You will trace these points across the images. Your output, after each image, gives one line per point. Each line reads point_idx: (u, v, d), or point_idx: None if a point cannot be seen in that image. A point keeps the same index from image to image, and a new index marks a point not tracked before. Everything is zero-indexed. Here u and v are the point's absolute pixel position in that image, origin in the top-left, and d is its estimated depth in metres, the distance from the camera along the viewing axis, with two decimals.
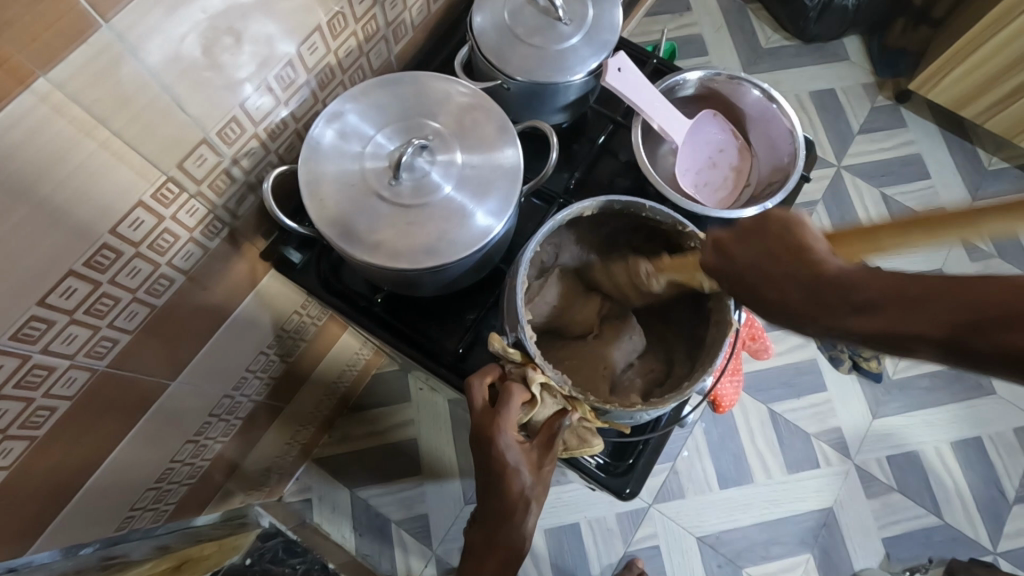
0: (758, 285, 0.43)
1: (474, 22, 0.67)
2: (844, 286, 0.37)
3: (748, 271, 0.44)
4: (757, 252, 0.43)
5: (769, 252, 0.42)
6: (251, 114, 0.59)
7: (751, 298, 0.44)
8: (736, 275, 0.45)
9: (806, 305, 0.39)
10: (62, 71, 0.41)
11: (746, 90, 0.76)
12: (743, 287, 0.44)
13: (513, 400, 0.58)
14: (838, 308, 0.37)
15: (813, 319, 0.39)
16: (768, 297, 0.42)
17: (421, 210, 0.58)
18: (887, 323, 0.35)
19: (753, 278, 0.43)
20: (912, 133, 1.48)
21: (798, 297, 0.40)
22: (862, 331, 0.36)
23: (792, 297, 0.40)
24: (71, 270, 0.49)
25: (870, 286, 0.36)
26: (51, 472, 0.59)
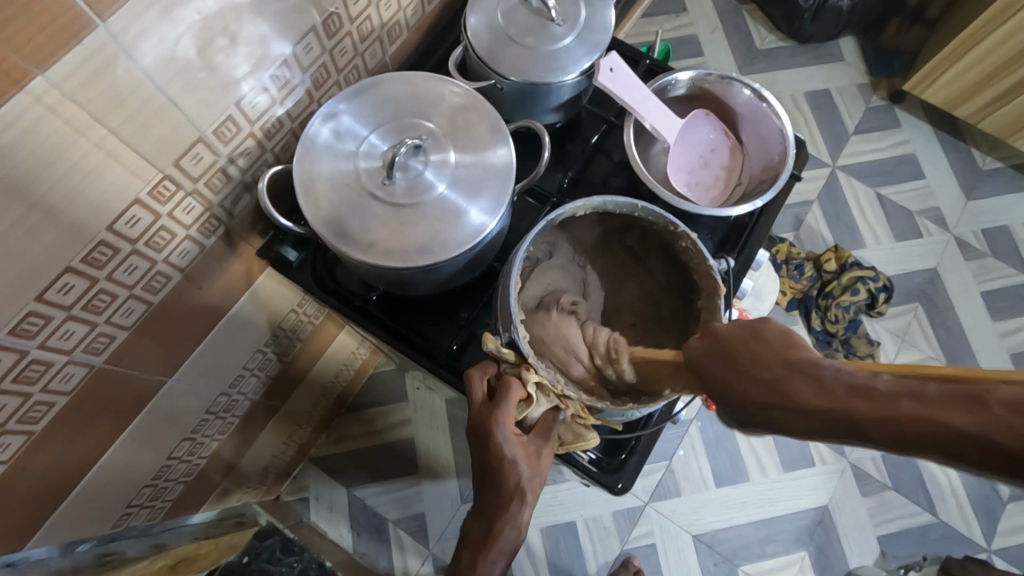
0: (751, 373, 0.43)
1: (468, 22, 0.67)
2: (849, 380, 0.38)
3: (739, 360, 0.44)
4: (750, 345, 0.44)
5: (762, 346, 0.44)
6: (247, 114, 0.60)
7: (738, 389, 0.44)
8: (730, 377, 0.45)
9: (810, 395, 0.39)
10: (58, 70, 0.42)
11: (736, 89, 0.76)
12: (729, 378, 0.45)
13: (510, 397, 0.58)
14: (846, 399, 0.38)
15: (818, 406, 0.39)
16: (764, 385, 0.42)
17: (415, 210, 0.59)
18: (904, 410, 0.35)
19: (751, 377, 0.43)
20: (906, 133, 1.49)
21: (801, 386, 0.40)
22: (873, 418, 0.36)
23: (794, 382, 0.40)
24: (68, 267, 0.50)
25: (879, 384, 0.37)
26: (49, 467, 0.60)
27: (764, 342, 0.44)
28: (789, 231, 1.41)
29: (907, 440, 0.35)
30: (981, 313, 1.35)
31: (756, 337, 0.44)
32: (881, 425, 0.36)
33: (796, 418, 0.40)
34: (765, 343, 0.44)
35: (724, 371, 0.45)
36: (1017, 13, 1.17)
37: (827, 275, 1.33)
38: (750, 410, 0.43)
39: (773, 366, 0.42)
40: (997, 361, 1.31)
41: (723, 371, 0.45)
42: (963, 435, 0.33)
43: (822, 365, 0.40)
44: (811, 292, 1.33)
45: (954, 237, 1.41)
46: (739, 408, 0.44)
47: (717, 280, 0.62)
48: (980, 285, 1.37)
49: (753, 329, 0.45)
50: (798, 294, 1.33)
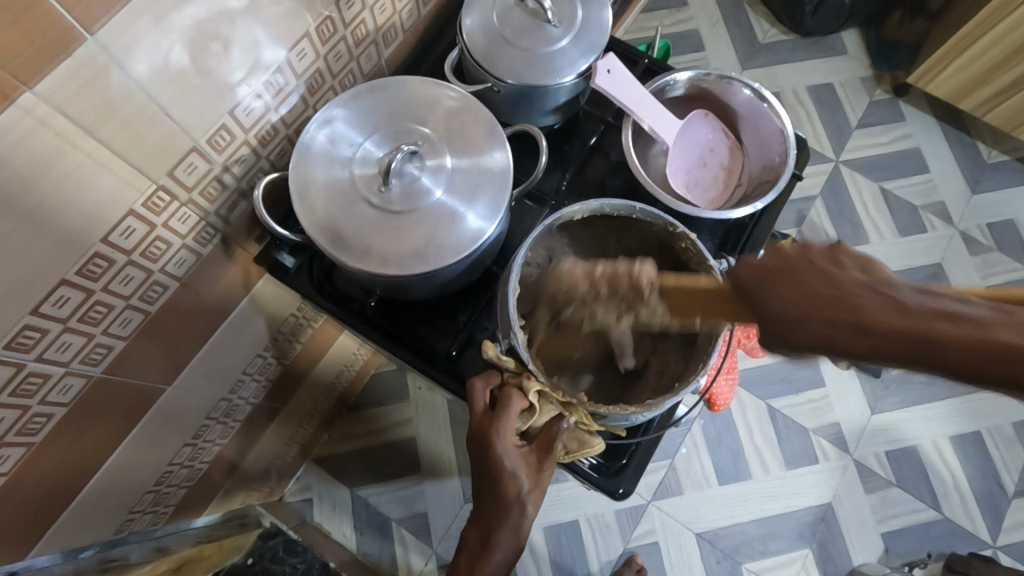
0: (825, 291, 0.39)
1: (463, 24, 0.66)
2: (943, 309, 0.35)
3: (812, 276, 0.40)
4: (824, 264, 0.40)
5: (841, 268, 0.39)
6: (241, 121, 0.60)
7: (806, 309, 0.39)
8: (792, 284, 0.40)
9: (902, 323, 0.36)
10: (47, 84, 0.41)
11: (736, 89, 0.76)
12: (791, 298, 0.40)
13: (511, 407, 0.60)
14: (942, 325, 0.35)
15: (906, 333, 0.35)
16: (838, 304, 0.38)
17: (410, 216, 0.59)
18: (1006, 342, 0.33)
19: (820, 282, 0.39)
20: (910, 127, 1.48)
21: (889, 313, 0.36)
22: (969, 349, 0.34)
23: (882, 309, 0.36)
24: (63, 280, 0.50)
25: (973, 311, 0.35)
26: (47, 475, 0.59)
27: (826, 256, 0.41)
28: (792, 227, 1.39)
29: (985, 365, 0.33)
30: None
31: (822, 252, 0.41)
32: (977, 355, 0.33)
33: (873, 343, 0.36)
34: (844, 264, 0.40)
35: (782, 288, 0.41)
36: (1016, 9, 1.17)
37: None
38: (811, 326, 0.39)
39: (856, 288, 0.38)
40: None
41: (784, 289, 0.40)
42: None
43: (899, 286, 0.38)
44: None
45: (959, 231, 1.40)
46: (802, 329, 0.39)
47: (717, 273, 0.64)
48: (984, 279, 1.36)
49: (829, 251, 0.41)
50: None
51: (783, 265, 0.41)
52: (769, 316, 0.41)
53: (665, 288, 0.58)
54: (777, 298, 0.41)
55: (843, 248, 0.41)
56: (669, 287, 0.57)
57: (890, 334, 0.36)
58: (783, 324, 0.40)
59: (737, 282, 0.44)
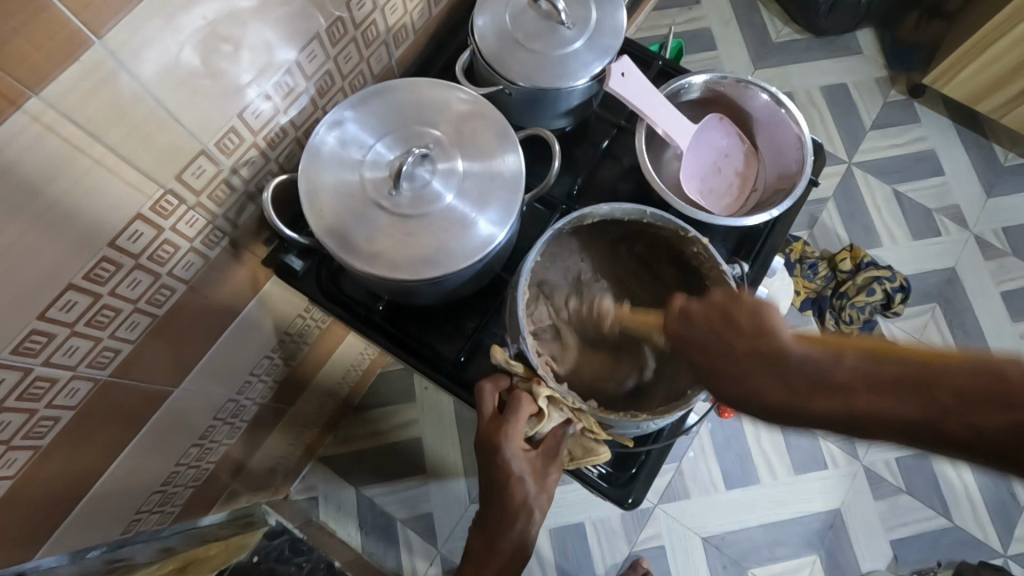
0: (718, 361, 0.44)
1: (476, 25, 0.65)
2: (811, 372, 0.39)
3: (710, 343, 0.45)
4: (719, 327, 0.44)
5: (732, 332, 0.44)
6: (250, 123, 0.59)
7: (706, 380, 0.45)
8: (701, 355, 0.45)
9: (776, 391, 0.40)
10: (55, 89, 0.41)
11: (753, 93, 0.74)
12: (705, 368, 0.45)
13: (521, 412, 0.59)
14: (810, 394, 0.38)
15: (781, 403, 0.40)
16: (726, 378, 0.43)
17: (420, 220, 0.58)
18: (862, 407, 0.36)
19: (719, 355, 0.44)
20: (925, 129, 1.46)
21: (766, 384, 0.40)
22: (833, 416, 0.37)
23: (760, 380, 0.41)
24: (71, 285, 0.49)
25: (840, 373, 0.38)
26: (53, 478, 0.59)
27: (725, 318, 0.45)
28: (803, 229, 1.38)
29: (870, 425, 0.37)
30: (1000, 314, 1.32)
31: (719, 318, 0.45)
32: (843, 418, 0.37)
33: (760, 412, 0.41)
34: (736, 327, 0.44)
35: (692, 355, 0.46)
36: None
37: (841, 275, 1.30)
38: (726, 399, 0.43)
39: (741, 358, 0.42)
40: None
41: (693, 355, 0.46)
42: (916, 422, 0.35)
43: (787, 352, 0.40)
44: (825, 292, 1.31)
45: (973, 235, 1.38)
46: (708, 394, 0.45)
47: (730, 283, 0.63)
48: (999, 285, 1.34)
49: (725, 312, 0.45)
50: (811, 294, 1.31)
51: (690, 328, 0.46)
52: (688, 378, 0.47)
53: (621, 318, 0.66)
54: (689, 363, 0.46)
55: (738, 305, 0.45)
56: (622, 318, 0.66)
57: (769, 406, 0.40)
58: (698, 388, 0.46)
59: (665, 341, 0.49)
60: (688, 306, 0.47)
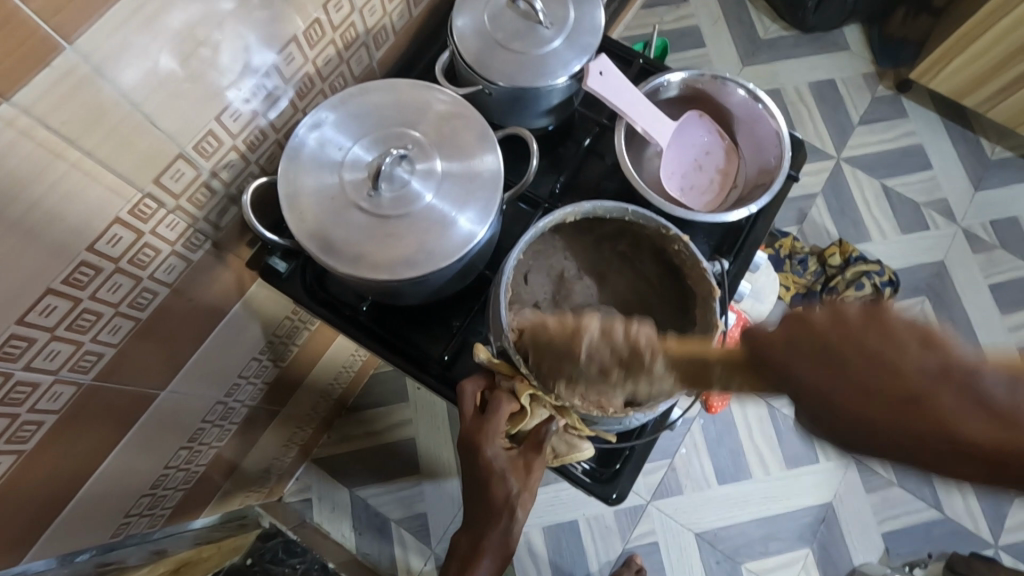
0: (888, 391, 0.36)
1: (454, 26, 0.66)
2: (1018, 402, 0.34)
3: (866, 371, 0.37)
4: (871, 345, 0.37)
5: (893, 352, 0.36)
6: (229, 125, 0.59)
7: (856, 410, 0.37)
8: (853, 390, 0.37)
9: (988, 430, 0.34)
10: (28, 93, 0.41)
11: (731, 90, 0.75)
12: (865, 403, 0.37)
13: (502, 410, 0.60)
14: (1022, 430, 0.33)
15: (971, 442, 0.34)
16: (901, 408, 0.36)
17: (401, 221, 0.58)
18: None
19: (884, 389, 0.36)
20: (912, 124, 1.46)
21: (957, 414, 0.34)
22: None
23: (948, 410, 0.35)
24: (49, 289, 0.50)
25: None
26: (41, 482, 0.59)
27: (878, 336, 0.37)
28: (792, 225, 1.38)
29: None
30: (989, 307, 1.33)
31: (868, 335, 0.37)
32: None
33: (941, 448, 0.35)
34: (897, 342, 0.36)
35: (825, 382, 0.38)
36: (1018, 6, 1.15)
37: (831, 270, 1.30)
38: (905, 444, 0.36)
39: (913, 385, 0.36)
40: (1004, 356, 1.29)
41: (832, 380, 0.38)
42: None
43: (980, 378, 0.35)
44: (815, 287, 1.30)
45: (962, 229, 1.38)
46: (854, 432, 0.37)
47: (711, 282, 0.64)
48: (987, 278, 1.35)
49: (867, 322, 0.37)
50: (801, 289, 1.30)
51: (817, 347, 0.38)
52: (823, 413, 0.38)
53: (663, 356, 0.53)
54: (827, 395, 0.38)
55: (884, 316, 0.37)
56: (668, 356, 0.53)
57: (960, 441, 0.34)
58: (832, 420, 0.38)
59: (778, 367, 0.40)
60: (806, 316, 0.39)
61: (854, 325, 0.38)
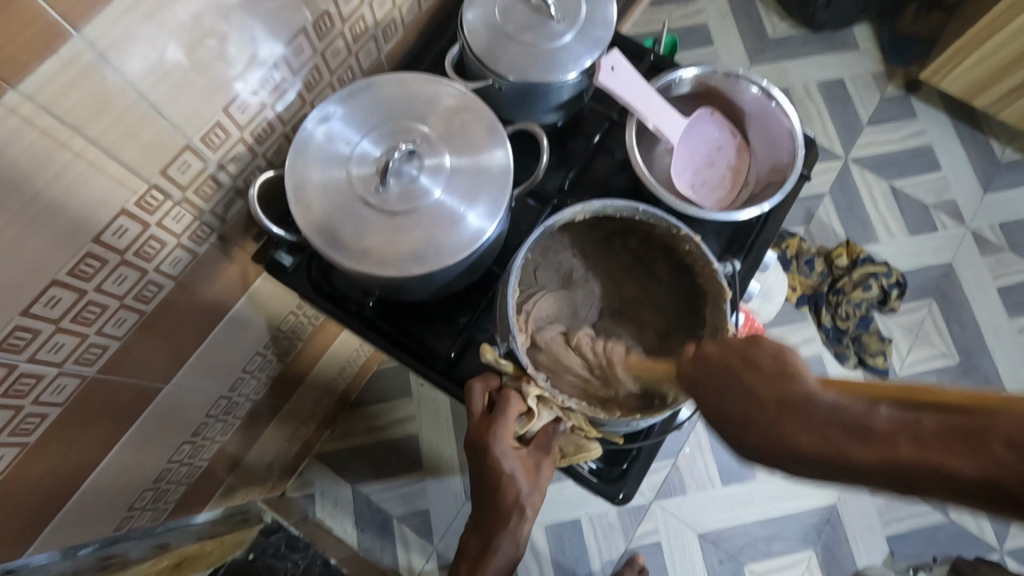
0: (740, 404, 0.40)
1: (465, 19, 0.65)
2: (843, 418, 0.36)
3: (733, 389, 0.41)
4: (741, 370, 0.42)
5: (754, 376, 0.41)
6: (237, 117, 0.58)
7: (729, 425, 0.41)
8: (720, 401, 0.42)
9: (806, 439, 0.36)
10: (33, 82, 0.40)
11: (744, 87, 0.74)
12: (729, 413, 0.41)
13: (509, 411, 0.58)
14: (846, 442, 0.35)
15: (812, 452, 0.36)
16: (750, 422, 0.39)
17: (408, 217, 0.58)
18: (905, 455, 0.33)
19: (739, 403, 0.41)
20: (922, 124, 1.45)
21: (794, 428, 0.37)
22: (871, 465, 0.34)
23: (787, 424, 0.37)
24: (54, 280, 0.49)
25: (877, 421, 0.34)
26: (45, 474, 0.59)
27: (747, 361, 0.42)
28: (800, 225, 1.37)
29: (914, 482, 0.33)
30: (997, 310, 1.32)
31: (741, 359, 0.42)
32: (878, 469, 0.34)
33: (790, 461, 0.37)
34: (758, 371, 0.41)
35: (713, 399, 0.43)
36: None
37: (838, 271, 1.31)
38: (750, 450, 0.39)
39: (766, 403, 0.39)
40: (1012, 359, 1.28)
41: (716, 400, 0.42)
42: (958, 476, 0.31)
43: (817, 399, 0.37)
44: (821, 287, 1.30)
45: (971, 231, 1.37)
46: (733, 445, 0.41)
47: (722, 285, 0.63)
48: (996, 281, 1.34)
49: (743, 353, 0.42)
50: (808, 289, 1.31)
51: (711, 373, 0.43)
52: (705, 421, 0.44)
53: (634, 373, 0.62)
54: (706, 407, 0.43)
55: (760, 347, 0.42)
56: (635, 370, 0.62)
57: (797, 452, 0.37)
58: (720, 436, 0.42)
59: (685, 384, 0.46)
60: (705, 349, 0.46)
61: (735, 353, 0.43)
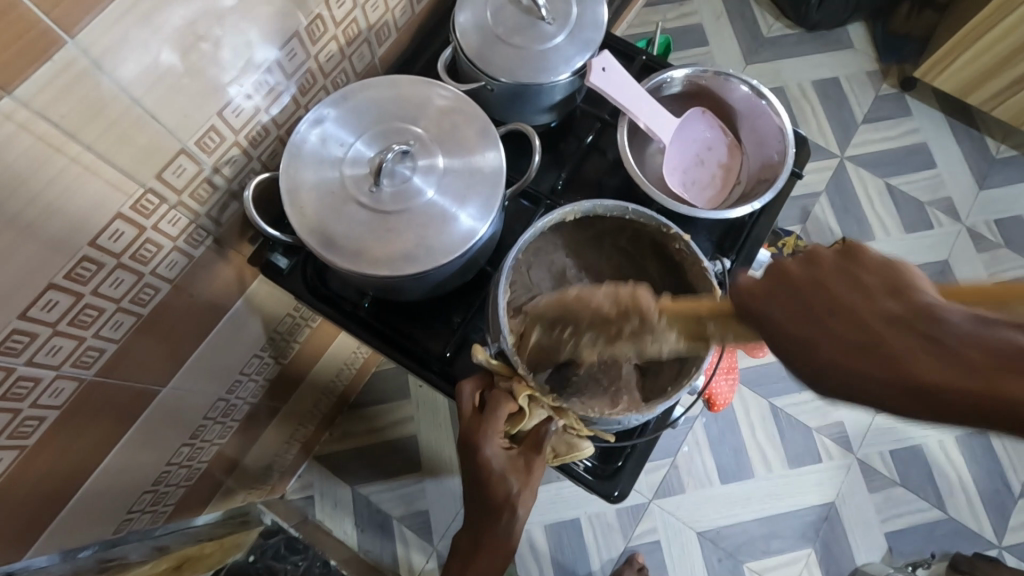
0: (848, 329, 0.34)
1: (457, 21, 0.66)
2: (1000, 348, 0.31)
3: (835, 313, 0.35)
4: (840, 289, 0.35)
5: (860, 289, 0.35)
6: (231, 121, 0.59)
7: (823, 360, 0.35)
8: (813, 327, 0.35)
9: (952, 372, 0.31)
10: (29, 87, 0.41)
11: (734, 85, 0.75)
12: (821, 345, 0.35)
13: (500, 411, 0.59)
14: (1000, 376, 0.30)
15: (935, 378, 0.31)
16: (868, 350, 0.33)
17: (400, 217, 0.58)
18: None
19: (847, 333, 0.34)
20: (917, 121, 1.46)
21: (929, 360, 0.32)
22: None
23: (915, 350, 0.32)
24: (51, 284, 0.50)
25: None
26: (44, 477, 0.60)
27: (846, 279, 0.36)
28: (796, 223, 1.38)
29: None
30: None
31: (843, 278, 0.36)
32: None
33: (914, 396, 0.32)
34: (863, 287, 0.35)
35: (796, 324, 0.36)
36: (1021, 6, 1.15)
37: None
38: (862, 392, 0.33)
39: (874, 320, 0.34)
40: None
41: (795, 316, 0.36)
42: None
43: (950, 318, 0.32)
44: None
45: (966, 227, 1.38)
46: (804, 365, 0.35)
47: (712, 282, 0.63)
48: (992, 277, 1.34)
49: (843, 268, 0.36)
50: None
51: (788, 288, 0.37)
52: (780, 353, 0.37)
53: (668, 313, 0.52)
54: (783, 333, 0.36)
55: (862, 262, 0.36)
56: (669, 314, 0.51)
57: (930, 385, 0.31)
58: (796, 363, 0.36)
59: (748, 310, 0.39)
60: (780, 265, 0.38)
61: (831, 267, 0.36)
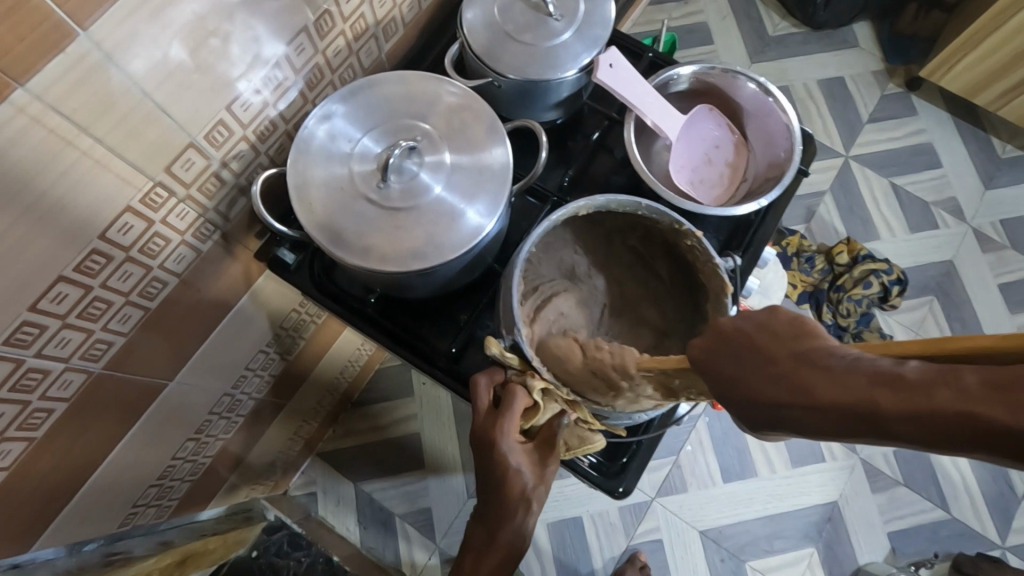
0: (762, 363, 0.40)
1: (465, 18, 0.66)
2: (872, 370, 0.34)
3: (752, 353, 0.41)
4: (761, 339, 0.41)
5: (774, 341, 0.40)
6: (240, 116, 0.59)
7: (746, 389, 0.41)
8: (740, 364, 0.42)
9: (827, 390, 0.36)
10: (40, 81, 0.41)
11: (741, 83, 0.75)
12: (746, 376, 0.41)
13: (515, 406, 0.59)
14: (868, 388, 0.34)
15: (848, 408, 0.34)
16: (777, 377, 0.39)
17: (410, 213, 0.58)
18: (933, 402, 0.31)
19: (758, 366, 0.40)
20: (923, 121, 1.46)
21: (816, 380, 0.36)
22: (899, 413, 0.32)
23: (806, 373, 0.37)
24: (61, 276, 0.50)
25: (908, 371, 0.33)
26: (51, 468, 0.60)
27: (765, 330, 0.41)
28: (800, 222, 1.38)
29: (944, 434, 0.30)
30: (998, 307, 1.32)
31: (761, 329, 0.42)
32: (908, 418, 0.32)
33: (808, 413, 0.37)
34: (775, 333, 0.41)
35: (731, 364, 0.43)
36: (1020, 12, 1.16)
37: (839, 269, 1.30)
38: (770, 411, 0.39)
39: (779, 361, 0.39)
40: None
41: (732, 368, 0.42)
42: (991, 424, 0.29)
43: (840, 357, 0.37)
44: (822, 285, 1.30)
45: (971, 228, 1.37)
46: (743, 409, 0.41)
47: (723, 280, 0.62)
48: (997, 278, 1.34)
49: (763, 324, 0.42)
50: (808, 288, 1.31)
51: (726, 345, 0.43)
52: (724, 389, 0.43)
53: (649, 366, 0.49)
54: (723, 373, 0.43)
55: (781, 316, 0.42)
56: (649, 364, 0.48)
57: (816, 402, 0.36)
58: (732, 396, 0.42)
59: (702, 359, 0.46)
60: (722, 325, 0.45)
61: (757, 323, 0.42)
